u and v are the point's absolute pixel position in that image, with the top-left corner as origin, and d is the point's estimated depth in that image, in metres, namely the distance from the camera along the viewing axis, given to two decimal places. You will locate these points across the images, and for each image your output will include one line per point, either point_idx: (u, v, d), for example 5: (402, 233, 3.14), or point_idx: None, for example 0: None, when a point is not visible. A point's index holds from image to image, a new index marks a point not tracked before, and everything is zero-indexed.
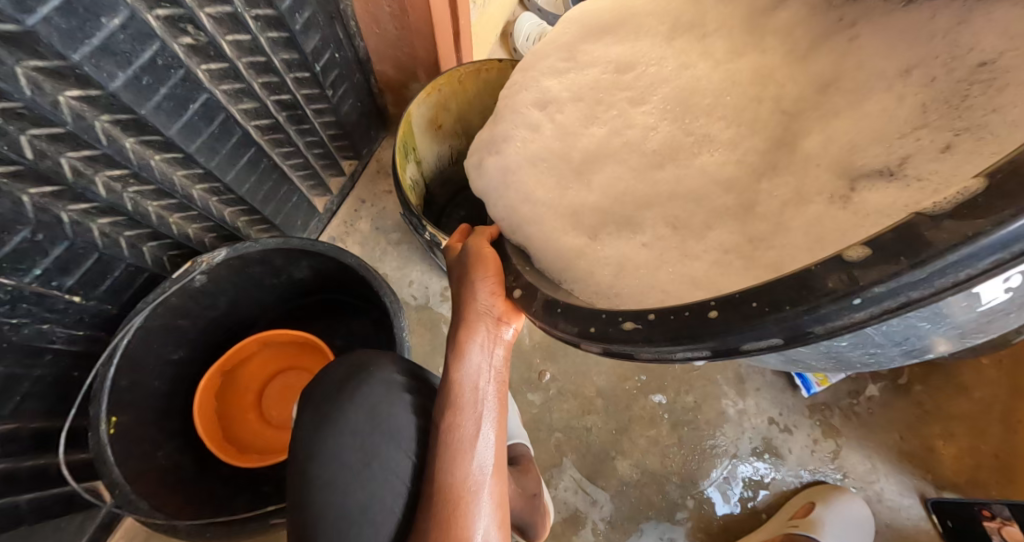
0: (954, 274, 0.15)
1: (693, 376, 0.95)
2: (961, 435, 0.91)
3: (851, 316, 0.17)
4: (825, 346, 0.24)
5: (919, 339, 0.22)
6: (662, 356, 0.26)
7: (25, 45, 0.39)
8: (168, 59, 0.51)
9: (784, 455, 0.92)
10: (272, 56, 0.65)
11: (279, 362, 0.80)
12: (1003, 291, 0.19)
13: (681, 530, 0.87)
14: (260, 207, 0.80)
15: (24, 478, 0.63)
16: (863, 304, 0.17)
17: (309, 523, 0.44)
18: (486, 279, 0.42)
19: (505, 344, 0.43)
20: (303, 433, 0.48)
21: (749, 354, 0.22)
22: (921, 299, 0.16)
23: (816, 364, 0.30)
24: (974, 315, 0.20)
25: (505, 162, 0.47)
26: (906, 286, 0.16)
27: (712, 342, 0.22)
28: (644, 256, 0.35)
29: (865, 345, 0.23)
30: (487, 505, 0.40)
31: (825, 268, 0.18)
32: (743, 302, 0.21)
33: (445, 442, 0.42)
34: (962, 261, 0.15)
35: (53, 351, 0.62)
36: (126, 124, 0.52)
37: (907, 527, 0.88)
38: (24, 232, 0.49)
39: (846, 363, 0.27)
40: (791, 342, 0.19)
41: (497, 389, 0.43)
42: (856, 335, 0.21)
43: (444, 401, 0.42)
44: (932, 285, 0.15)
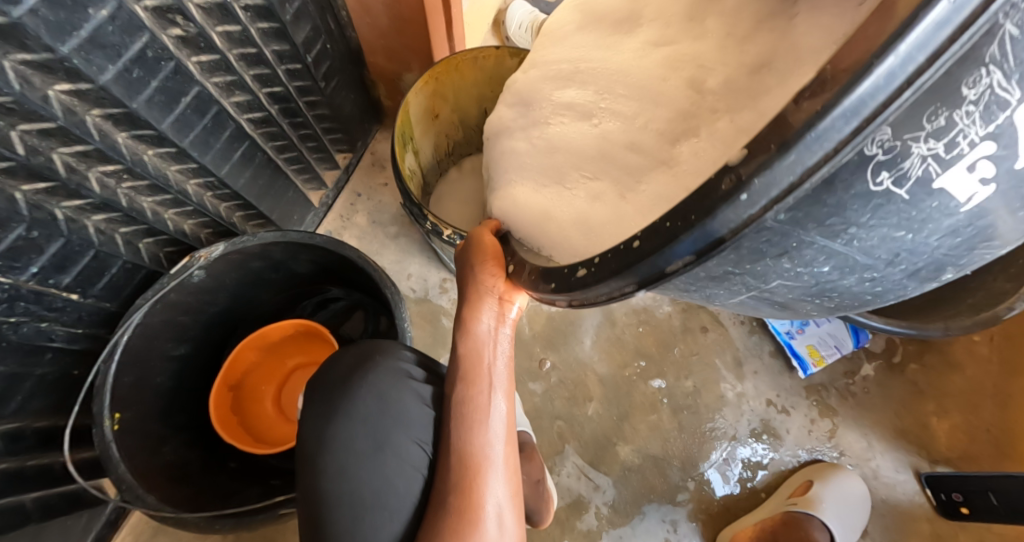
0: (819, 149, 0.17)
1: (692, 361, 0.97)
2: (954, 411, 0.93)
3: (747, 213, 0.19)
4: (812, 275, 0.27)
5: (910, 256, 0.25)
6: (613, 295, 0.28)
7: (14, 38, 0.39)
8: (158, 51, 0.51)
9: (782, 436, 0.94)
10: (264, 48, 0.64)
11: (289, 360, 0.81)
12: (980, 184, 0.21)
13: (682, 511, 0.89)
14: (256, 201, 0.79)
15: (28, 477, 0.63)
16: (751, 199, 0.19)
17: (322, 509, 0.44)
18: (488, 258, 0.41)
19: (511, 324, 0.43)
20: (310, 421, 0.48)
21: (675, 277, 0.24)
22: (802, 181, 0.18)
23: (819, 307, 0.32)
24: (960, 219, 0.23)
25: (515, 148, 0.51)
26: (784, 173, 0.18)
27: (643, 268, 0.24)
28: (610, 211, 0.36)
29: (851, 270, 0.26)
30: (500, 477, 0.43)
31: (722, 174, 0.20)
32: (661, 226, 0.23)
33: (458, 414, 0.43)
34: (821, 137, 0.17)
35: (53, 350, 0.62)
36: (118, 118, 0.52)
37: (903, 502, 0.89)
38: (19, 229, 0.49)
39: (857, 299, 0.30)
40: (703, 256, 0.21)
41: (506, 363, 0.44)
42: (835, 256, 0.25)
43: (454, 377, 0.43)
44: (805, 165, 0.17)
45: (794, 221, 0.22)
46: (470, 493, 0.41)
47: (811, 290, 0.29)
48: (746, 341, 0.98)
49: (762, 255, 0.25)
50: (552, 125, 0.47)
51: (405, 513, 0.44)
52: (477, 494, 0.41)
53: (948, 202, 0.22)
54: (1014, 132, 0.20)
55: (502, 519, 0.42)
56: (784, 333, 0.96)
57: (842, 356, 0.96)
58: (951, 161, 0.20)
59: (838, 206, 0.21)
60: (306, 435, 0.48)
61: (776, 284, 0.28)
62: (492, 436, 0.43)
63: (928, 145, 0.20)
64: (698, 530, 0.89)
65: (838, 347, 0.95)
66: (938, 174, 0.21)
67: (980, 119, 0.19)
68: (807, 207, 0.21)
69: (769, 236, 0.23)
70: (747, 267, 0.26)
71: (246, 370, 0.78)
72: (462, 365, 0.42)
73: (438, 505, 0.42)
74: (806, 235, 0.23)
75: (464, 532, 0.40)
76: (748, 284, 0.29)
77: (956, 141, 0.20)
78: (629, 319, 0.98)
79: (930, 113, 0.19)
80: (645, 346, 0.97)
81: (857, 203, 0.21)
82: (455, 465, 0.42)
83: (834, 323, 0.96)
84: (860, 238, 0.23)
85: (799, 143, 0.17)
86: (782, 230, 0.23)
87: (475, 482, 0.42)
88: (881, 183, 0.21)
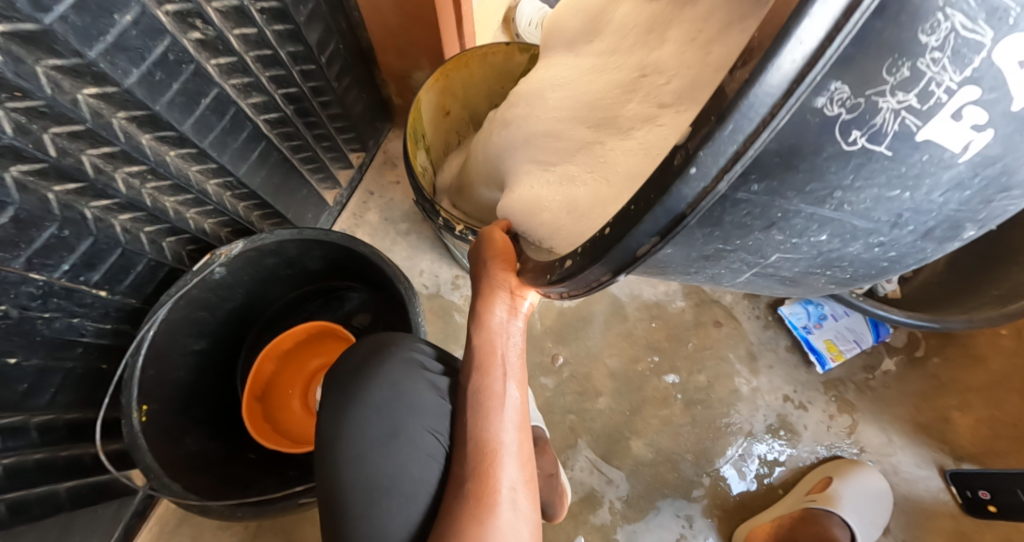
0: (754, 114, 0.19)
1: (705, 355, 0.96)
2: (978, 405, 0.91)
3: (700, 185, 0.21)
4: (811, 245, 0.28)
5: (915, 217, 0.25)
6: (602, 279, 0.30)
7: (45, 44, 0.41)
8: (179, 54, 0.52)
9: (799, 431, 0.92)
10: (278, 49, 0.65)
11: (311, 362, 0.82)
12: (974, 131, 0.21)
13: (697, 506, 0.88)
14: (272, 200, 0.81)
15: (61, 467, 0.66)
16: (700, 172, 0.21)
17: (340, 497, 0.45)
18: (500, 258, 0.42)
19: (524, 316, 0.43)
20: (327, 412, 0.49)
21: (649, 257, 0.26)
22: (744, 149, 0.20)
23: (837, 280, 0.33)
24: (961, 171, 0.23)
25: (520, 144, 0.56)
26: (725, 144, 0.20)
27: (615, 251, 0.27)
28: (592, 199, 0.39)
29: (852, 237, 0.27)
30: (514, 463, 0.43)
31: (674, 152, 0.22)
32: (626, 211, 0.26)
33: (473, 402, 0.44)
34: (753, 105, 0.18)
35: (83, 345, 0.64)
36: (141, 120, 0.53)
37: (926, 498, 0.87)
38: (51, 228, 0.51)
39: (872, 267, 0.30)
40: (667, 233, 0.24)
41: (519, 353, 0.44)
42: (824, 223, 0.26)
43: (469, 367, 0.44)
44: (743, 135, 0.19)
45: (771, 191, 0.24)
46: (485, 478, 0.42)
47: (818, 262, 0.30)
48: (761, 335, 0.98)
49: (749, 228, 0.27)
50: (554, 120, 0.52)
51: (422, 500, 0.45)
52: (493, 480, 0.42)
53: (942, 153, 0.22)
54: (997, 72, 0.20)
55: (517, 505, 0.42)
56: (800, 327, 0.95)
57: (861, 351, 0.95)
58: (928, 109, 0.21)
59: (812, 173, 0.23)
60: (323, 425, 0.49)
61: (777, 257, 0.30)
62: (506, 424, 0.43)
63: (896, 98, 0.21)
64: (713, 525, 0.88)
65: (857, 341, 0.94)
66: (919, 126, 0.21)
67: (951, 65, 0.20)
68: (781, 176, 0.23)
69: (751, 208, 0.26)
70: (738, 242, 0.29)
71: (269, 378, 0.79)
72: (477, 354, 0.43)
73: (454, 489, 0.43)
74: (788, 203, 0.25)
75: (480, 517, 0.40)
76: (743, 260, 0.31)
77: (929, 90, 0.20)
78: (640, 314, 0.98)
79: (888, 64, 0.20)
80: (657, 341, 0.97)
81: (835, 166, 0.23)
82: (472, 451, 0.43)
83: (854, 317, 0.96)
84: (849, 202, 0.24)
85: (733, 113, 0.19)
86: (765, 201, 0.25)
87: (490, 467, 0.42)
88: (854, 141, 0.22)
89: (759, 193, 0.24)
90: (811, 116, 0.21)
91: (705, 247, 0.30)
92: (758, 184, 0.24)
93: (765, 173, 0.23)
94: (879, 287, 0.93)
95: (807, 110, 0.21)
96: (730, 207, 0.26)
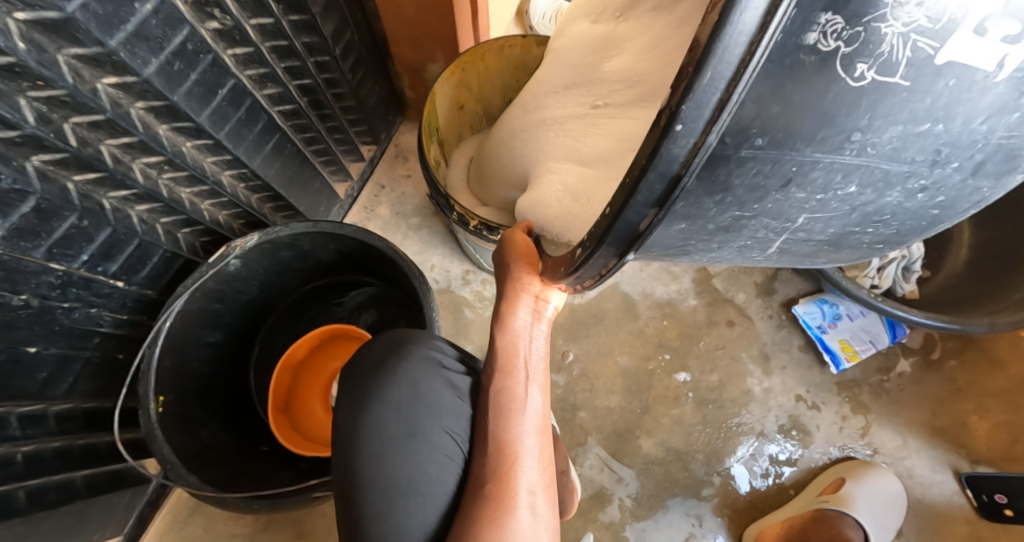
0: (729, 56, 0.18)
1: (717, 354, 0.95)
2: (997, 409, 0.90)
3: (688, 140, 0.20)
4: (840, 199, 0.26)
5: (953, 153, 0.24)
6: (611, 262, 0.29)
7: (66, 32, 0.40)
8: (197, 44, 0.52)
9: (811, 432, 0.91)
10: (294, 40, 0.65)
11: (332, 363, 0.82)
12: (1005, 43, 0.20)
13: (706, 506, 0.88)
14: (285, 193, 0.80)
15: (78, 455, 0.66)
16: (687, 129, 0.20)
17: (355, 493, 0.45)
18: (523, 259, 0.42)
19: (548, 321, 0.43)
20: (344, 407, 0.49)
21: (652, 231, 0.25)
22: (729, 97, 0.19)
23: (879, 238, 0.32)
24: (1002, 91, 0.21)
25: (540, 143, 0.56)
26: (709, 91, 0.19)
27: (615, 230, 0.26)
28: (607, 188, 0.39)
29: (885, 184, 0.25)
30: (533, 465, 0.43)
31: (660, 112, 0.21)
32: (620, 186, 0.25)
33: (496, 403, 0.44)
34: (729, 46, 0.17)
35: (100, 335, 0.65)
36: (159, 110, 0.53)
37: (940, 502, 0.86)
38: (71, 218, 0.51)
39: (922, 216, 0.29)
40: (665, 202, 0.23)
41: (541, 357, 0.45)
42: (853, 173, 0.24)
43: (492, 368, 0.44)
44: (724, 81, 0.19)
45: (777, 143, 0.23)
46: (506, 479, 0.42)
47: (854, 218, 0.28)
48: (774, 335, 0.97)
49: (765, 189, 0.26)
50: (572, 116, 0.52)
51: (441, 500, 0.45)
52: (514, 481, 0.42)
53: (972, 74, 0.20)
54: None
55: (535, 510, 0.42)
56: (814, 327, 0.94)
57: (876, 352, 0.94)
58: (939, 25, 0.19)
59: (817, 119, 0.22)
60: (339, 421, 0.49)
61: (805, 218, 0.29)
62: (527, 427, 0.44)
63: (900, 21, 0.19)
64: (723, 525, 0.87)
65: (872, 342, 0.93)
66: (936, 49, 0.20)
67: None
68: (784, 124, 0.22)
69: (762, 164, 0.24)
70: (757, 206, 0.27)
71: (289, 388, 0.79)
72: (500, 355, 0.43)
73: (476, 489, 0.43)
74: (801, 155, 0.23)
75: (499, 518, 0.40)
76: (762, 226, 0.30)
77: (939, 7, 0.19)
78: (652, 312, 0.98)
79: None
80: (669, 339, 0.96)
81: (847, 108, 0.21)
82: (493, 452, 0.44)
83: (869, 318, 0.95)
84: (873, 145, 0.23)
85: (711, 60, 0.18)
86: (775, 154, 0.24)
87: (511, 468, 0.43)
88: (862, 76, 0.20)
89: (764, 147, 0.23)
90: (804, 55, 0.20)
91: (721, 217, 0.28)
92: (762, 138, 0.22)
93: (767, 124, 0.22)
94: (897, 288, 0.92)
95: (797, 49, 0.20)
96: (735, 166, 0.24)
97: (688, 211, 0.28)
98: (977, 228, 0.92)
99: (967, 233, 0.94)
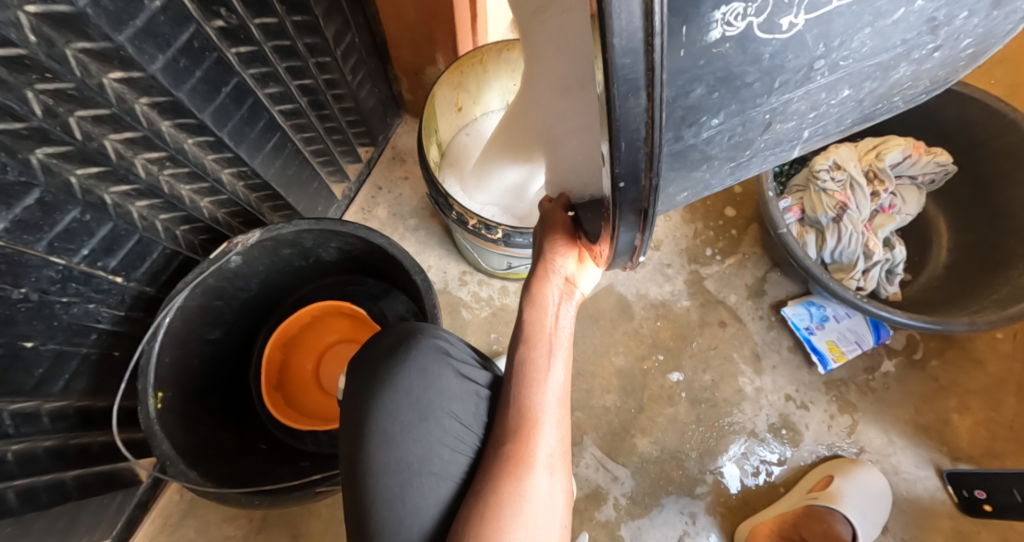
0: (633, 127, 0.17)
1: (711, 354, 0.97)
2: (977, 408, 0.93)
3: (644, 185, 0.21)
4: (837, 104, 0.24)
5: (951, 12, 0.20)
6: (628, 261, 0.31)
7: (76, 27, 0.41)
8: (203, 41, 0.52)
9: (800, 431, 0.94)
10: (296, 40, 0.65)
11: (326, 338, 0.83)
12: None
13: (700, 504, 0.89)
14: (284, 192, 0.80)
15: (71, 454, 0.65)
16: (630, 183, 0.20)
17: (365, 480, 0.45)
18: (558, 232, 0.43)
19: (575, 303, 0.46)
20: (354, 395, 0.49)
21: (649, 242, 0.27)
22: (653, 150, 0.19)
23: (918, 91, 0.29)
24: None
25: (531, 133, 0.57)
26: (633, 156, 0.19)
27: (622, 247, 0.28)
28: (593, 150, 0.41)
29: (884, 70, 0.23)
30: (553, 432, 0.44)
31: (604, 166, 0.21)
32: None
33: (518, 374, 0.45)
34: (627, 122, 0.17)
35: (98, 331, 0.64)
36: (163, 107, 0.53)
37: (924, 498, 0.89)
38: (74, 212, 0.50)
39: (954, 59, 0.26)
40: (647, 223, 0.24)
41: (568, 332, 0.46)
42: (835, 87, 0.23)
43: (517, 338, 0.46)
44: (643, 138, 0.18)
45: (737, 113, 0.21)
46: (523, 441, 0.43)
47: (868, 102, 0.26)
48: (765, 335, 0.99)
49: (748, 141, 0.25)
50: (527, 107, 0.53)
51: (452, 478, 0.45)
52: (531, 444, 0.43)
53: None
54: None
55: (553, 474, 0.43)
56: (803, 328, 0.97)
57: (862, 352, 0.97)
58: None
59: (768, 78, 0.20)
60: (349, 410, 0.49)
61: (809, 131, 0.27)
62: (548, 397, 0.44)
63: None
64: (716, 523, 0.88)
65: (858, 342, 0.95)
66: None
67: None
68: (734, 98, 0.20)
69: (732, 130, 0.23)
70: (750, 151, 0.26)
71: (280, 364, 0.81)
72: (527, 328, 0.45)
73: (494, 450, 0.44)
74: (768, 100, 0.21)
75: (517, 478, 0.41)
76: (773, 154, 0.29)
77: None
78: (647, 313, 0.99)
79: None
80: (664, 340, 0.98)
81: (795, 53, 0.19)
82: (514, 415, 0.44)
83: (855, 319, 0.97)
84: (844, 58, 0.21)
85: (618, 134, 0.17)
86: (739, 118, 0.22)
87: (529, 434, 0.43)
88: (792, 26, 0.18)
89: (725, 121, 0.22)
90: (717, 50, 0.18)
91: (721, 172, 0.27)
92: (717, 116, 0.21)
93: (709, 105, 0.20)
94: (881, 289, 0.94)
95: (706, 51, 0.17)
96: (705, 146, 0.23)
97: (687, 184, 0.27)
98: (955, 232, 0.97)
99: (946, 238, 0.98)
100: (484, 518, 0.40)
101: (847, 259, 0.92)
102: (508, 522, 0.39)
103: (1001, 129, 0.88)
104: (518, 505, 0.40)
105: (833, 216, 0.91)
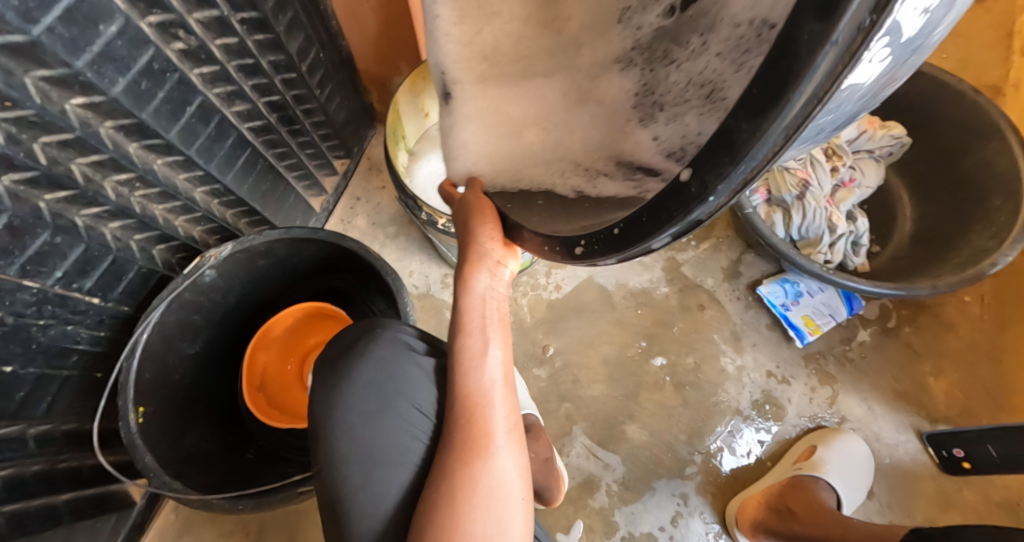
0: (773, 145, 0.15)
1: (693, 338, 0.99)
2: (952, 371, 0.96)
3: (712, 205, 0.18)
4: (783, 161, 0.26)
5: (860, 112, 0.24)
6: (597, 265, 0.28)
7: (32, 54, 0.42)
8: (163, 63, 0.54)
9: (784, 406, 0.96)
10: (260, 58, 0.67)
11: (310, 339, 0.85)
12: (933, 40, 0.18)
13: (691, 484, 0.91)
14: (260, 207, 0.82)
15: (60, 476, 0.66)
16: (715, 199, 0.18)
17: (331, 472, 0.47)
18: (486, 214, 0.41)
19: (506, 282, 0.47)
20: (318, 394, 0.51)
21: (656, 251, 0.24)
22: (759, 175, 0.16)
23: None
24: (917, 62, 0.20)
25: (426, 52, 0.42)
26: (766, 146, 0.15)
27: (625, 251, 0.25)
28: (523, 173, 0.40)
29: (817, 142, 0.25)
30: (500, 408, 0.46)
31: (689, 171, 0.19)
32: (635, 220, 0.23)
33: (458, 361, 0.46)
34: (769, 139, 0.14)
35: (78, 353, 0.65)
36: (129, 129, 0.54)
37: (906, 461, 0.91)
38: (44, 235, 0.52)
39: None
40: (682, 235, 0.22)
41: (501, 313, 0.48)
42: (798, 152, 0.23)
43: (454, 326, 0.47)
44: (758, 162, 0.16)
45: None
46: (471, 423, 0.45)
47: None
48: (743, 315, 1.01)
49: None
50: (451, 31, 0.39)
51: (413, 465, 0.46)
52: (478, 425, 0.45)
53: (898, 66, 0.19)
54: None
55: (505, 449, 0.45)
56: (779, 305, 0.99)
57: (837, 324, 0.99)
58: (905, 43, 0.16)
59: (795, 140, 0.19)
60: (314, 408, 0.51)
61: None
62: (491, 377, 0.46)
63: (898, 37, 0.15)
64: (708, 502, 0.90)
65: (832, 315, 0.98)
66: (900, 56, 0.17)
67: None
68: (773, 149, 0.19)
69: None
70: None
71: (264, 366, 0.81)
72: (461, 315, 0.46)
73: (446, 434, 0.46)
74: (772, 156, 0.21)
75: (468, 458, 0.43)
76: None
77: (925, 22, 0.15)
78: (628, 301, 1.01)
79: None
80: (646, 326, 1.00)
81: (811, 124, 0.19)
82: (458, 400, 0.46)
83: (828, 292, 1.00)
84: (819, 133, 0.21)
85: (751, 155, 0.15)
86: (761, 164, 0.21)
87: (475, 414, 0.45)
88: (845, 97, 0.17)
89: None
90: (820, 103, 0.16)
91: None
92: None
93: None
94: (848, 262, 0.97)
95: None
96: None
97: None
98: (918, 203, 1.00)
99: (911, 209, 1.00)
100: (440, 503, 0.42)
101: (813, 235, 0.94)
102: (463, 498, 0.41)
103: (953, 101, 0.91)
104: (472, 483, 0.42)
105: (797, 194, 0.93)
